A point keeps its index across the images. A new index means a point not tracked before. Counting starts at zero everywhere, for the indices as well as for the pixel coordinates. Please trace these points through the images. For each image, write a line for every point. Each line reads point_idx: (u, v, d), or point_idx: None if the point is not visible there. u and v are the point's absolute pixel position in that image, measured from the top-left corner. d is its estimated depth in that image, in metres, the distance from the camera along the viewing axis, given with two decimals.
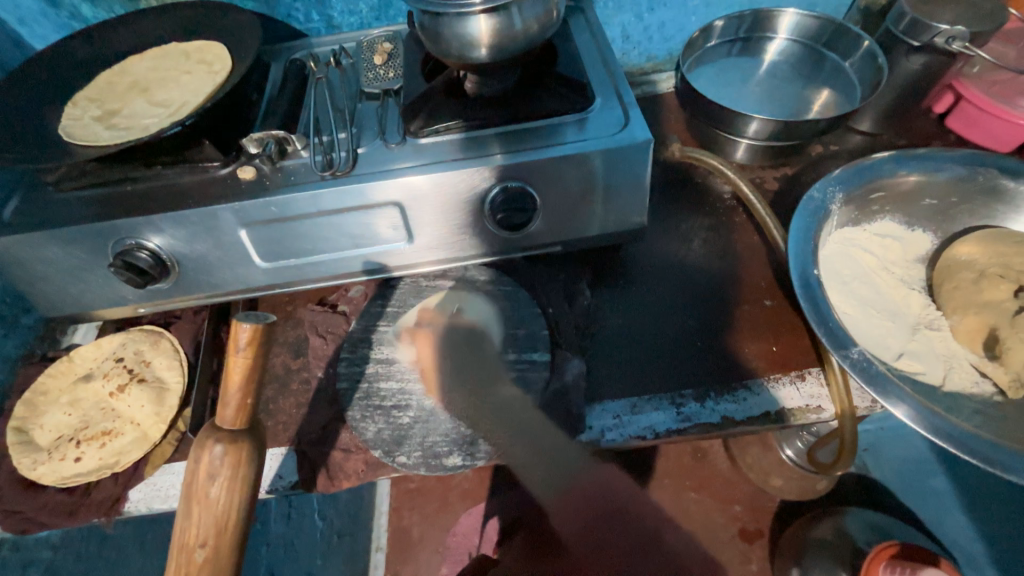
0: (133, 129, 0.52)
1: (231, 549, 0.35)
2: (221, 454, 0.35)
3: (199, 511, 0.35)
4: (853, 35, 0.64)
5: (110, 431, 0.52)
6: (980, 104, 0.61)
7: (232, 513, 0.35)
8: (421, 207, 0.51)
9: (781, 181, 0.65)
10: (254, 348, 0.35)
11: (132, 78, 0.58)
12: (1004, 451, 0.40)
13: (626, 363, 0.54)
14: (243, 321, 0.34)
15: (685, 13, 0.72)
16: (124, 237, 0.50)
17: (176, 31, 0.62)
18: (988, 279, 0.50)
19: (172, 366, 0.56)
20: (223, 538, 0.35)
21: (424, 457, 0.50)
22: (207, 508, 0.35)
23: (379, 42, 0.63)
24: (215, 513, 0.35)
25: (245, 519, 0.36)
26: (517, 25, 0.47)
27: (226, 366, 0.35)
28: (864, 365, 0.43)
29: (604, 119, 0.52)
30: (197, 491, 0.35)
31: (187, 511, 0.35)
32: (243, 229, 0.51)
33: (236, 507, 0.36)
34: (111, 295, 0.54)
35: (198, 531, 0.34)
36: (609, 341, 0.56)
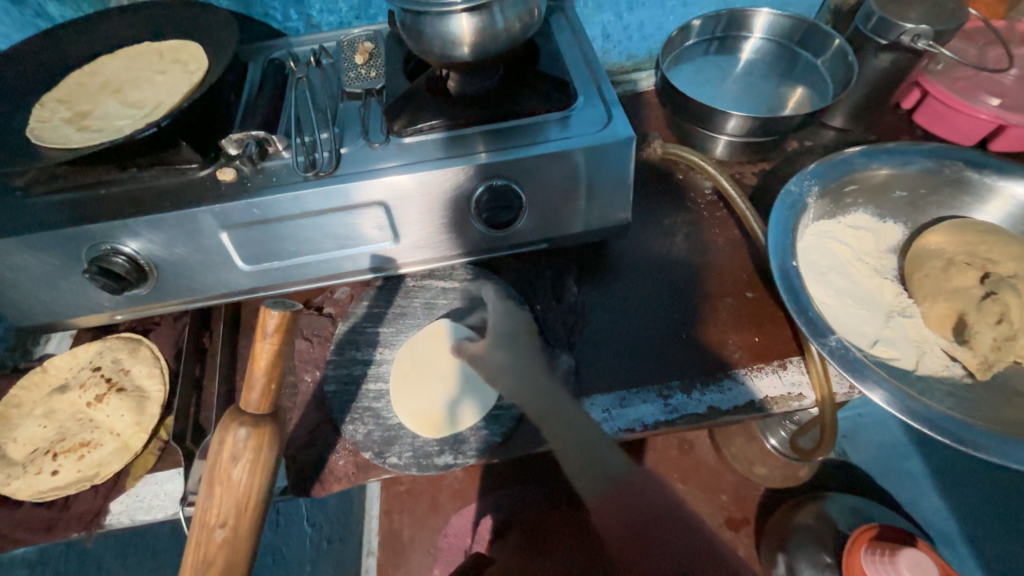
0: (105, 131, 0.51)
1: (251, 530, 0.36)
2: (244, 437, 0.36)
3: (221, 492, 0.36)
4: (824, 34, 0.66)
5: (89, 442, 0.51)
6: (944, 99, 0.64)
7: (252, 494, 0.36)
8: (406, 207, 0.51)
9: (759, 176, 0.67)
10: (281, 335, 0.36)
11: (104, 79, 0.57)
12: (974, 430, 0.42)
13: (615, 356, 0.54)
14: (271, 308, 0.35)
15: (663, 12, 0.73)
16: (99, 242, 0.48)
17: (149, 30, 0.60)
18: (956, 267, 0.52)
19: (152, 374, 0.54)
20: (243, 519, 0.36)
21: (415, 457, 0.50)
22: (231, 493, 0.36)
23: (360, 41, 0.63)
24: (236, 495, 0.36)
25: (265, 501, 0.37)
26: (499, 24, 0.48)
27: (252, 351, 0.36)
28: (842, 352, 0.45)
29: (586, 117, 0.53)
30: (220, 473, 0.36)
31: (210, 492, 0.36)
32: (224, 232, 0.50)
33: (257, 488, 0.37)
34: (86, 302, 0.53)
35: (219, 511, 0.35)
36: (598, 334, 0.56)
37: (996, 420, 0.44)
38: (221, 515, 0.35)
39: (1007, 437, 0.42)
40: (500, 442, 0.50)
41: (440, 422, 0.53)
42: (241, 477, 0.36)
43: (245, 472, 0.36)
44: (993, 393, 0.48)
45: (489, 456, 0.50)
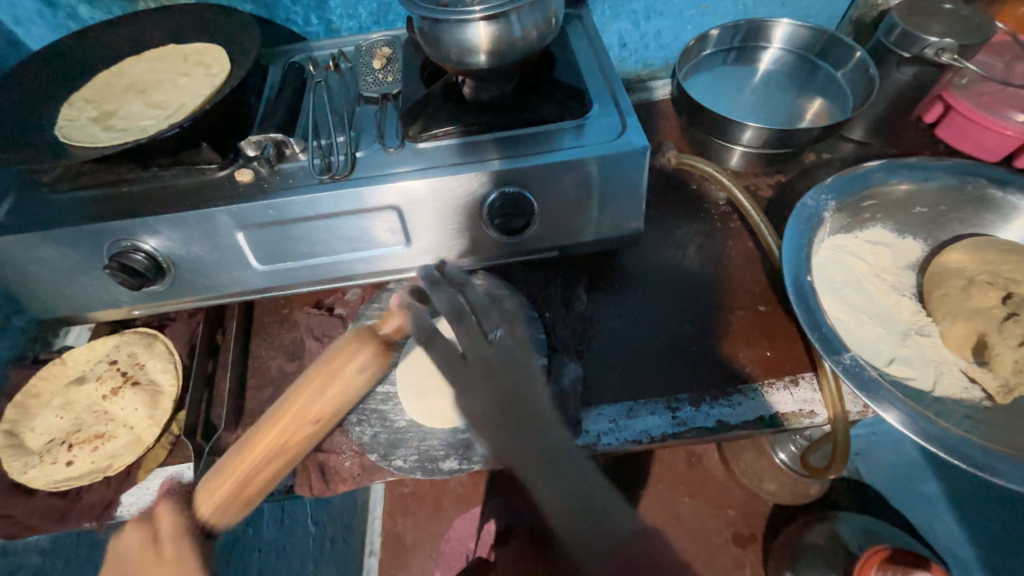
0: (130, 131, 0.52)
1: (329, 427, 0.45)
2: (372, 356, 0.45)
3: (334, 391, 0.44)
4: (845, 46, 0.65)
5: (103, 434, 0.52)
6: (968, 114, 0.63)
7: (350, 400, 0.45)
8: (419, 211, 0.51)
9: (775, 188, 0.66)
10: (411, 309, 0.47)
11: (130, 80, 0.58)
12: (992, 455, 0.41)
13: (620, 368, 0.54)
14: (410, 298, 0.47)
15: (681, 21, 0.73)
16: (120, 239, 0.50)
17: (175, 33, 0.62)
18: (977, 286, 0.51)
19: (166, 369, 0.55)
20: (328, 420, 0.45)
21: (420, 461, 0.50)
22: (325, 400, 0.44)
23: (378, 47, 0.63)
24: (344, 397, 0.44)
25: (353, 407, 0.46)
26: (516, 32, 0.48)
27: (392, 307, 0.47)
28: (856, 370, 0.44)
29: (600, 126, 0.53)
30: (339, 375, 0.44)
31: (323, 388, 0.44)
32: (241, 232, 0.51)
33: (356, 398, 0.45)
34: (105, 296, 0.54)
35: (318, 409, 0.44)
36: (605, 347, 0.56)
37: (1017, 445, 0.43)
38: (298, 416, 0.43)
39: None
40: None
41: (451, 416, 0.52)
42: (338, 389, 0.44)
43: (325, 400, 0.44)
44: (1015, 417, 0.46)
45: (493, 462, 0.50)
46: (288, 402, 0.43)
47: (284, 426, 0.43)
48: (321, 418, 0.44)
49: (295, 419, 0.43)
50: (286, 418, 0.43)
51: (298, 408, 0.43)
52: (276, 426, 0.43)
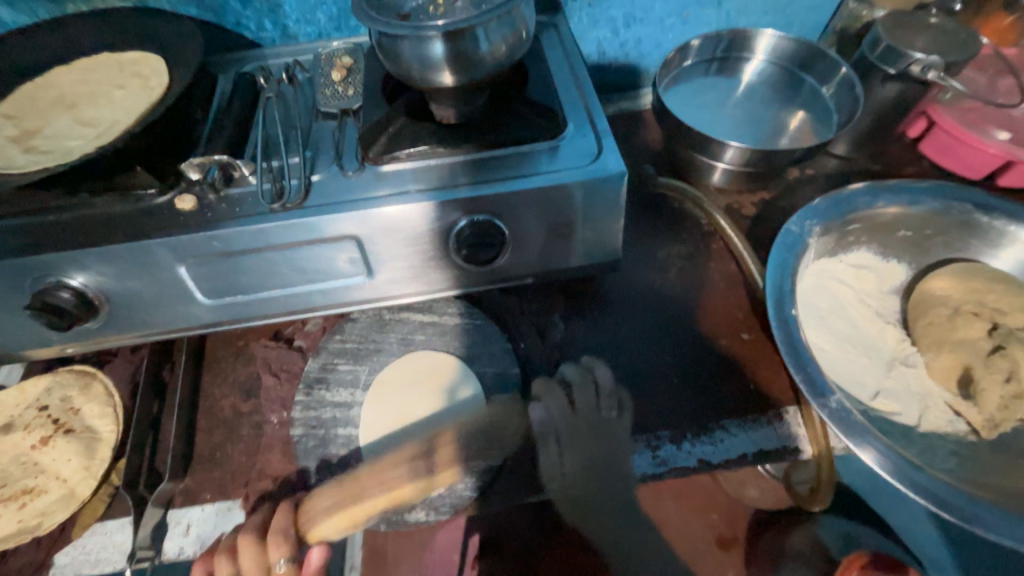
0: (54, 153, 0.47)
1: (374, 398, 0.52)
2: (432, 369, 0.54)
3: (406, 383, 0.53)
4: (829, 60, 0.63)
5: (31, 489, 0.47)
6: (952, 131, 0.61)
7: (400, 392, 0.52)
8: (381, 240, 0.47)
9: (758, 206, 0.64)
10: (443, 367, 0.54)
11: (58, 93, 0.53)
12: (975, 502, 0.40)
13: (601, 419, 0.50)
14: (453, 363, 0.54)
15: (661, 30, 0.70)
16: (43, 275, 0.45)
17: (111, 40, 0.56)
18: (962, 316, 0.49)
19: (104, 413, 0.51)
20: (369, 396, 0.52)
21: (384, 512, 0.46)
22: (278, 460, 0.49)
23: (339, 56, 0.59)
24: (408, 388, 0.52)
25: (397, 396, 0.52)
26: (483, 48, 0.44)
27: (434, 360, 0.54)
28: (842, 414, 0.42)
29: (576, 148, 0.49)
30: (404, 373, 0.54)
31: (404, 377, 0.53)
32: (183, 266, 0.46)
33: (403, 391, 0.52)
34: (32, 335, 0.49)
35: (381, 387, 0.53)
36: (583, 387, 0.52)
37: (1001, 489, 0.42)
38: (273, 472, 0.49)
39: (1011, 512, 0.40)
40: (475, 497, 0.47)
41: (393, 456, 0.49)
42: (275, 533, 0.45)
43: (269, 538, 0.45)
44: (999, 455, 0.45)
45: (462, 510, 0.47)
46: (230, 513, 0.47)
47: (242, 565, 0.44)
48: (282, 562, 0.45)
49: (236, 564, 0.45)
50: (235, 564, 0.44)
51: (232, 544, 0.45)
52: (235, 570, 0.45)
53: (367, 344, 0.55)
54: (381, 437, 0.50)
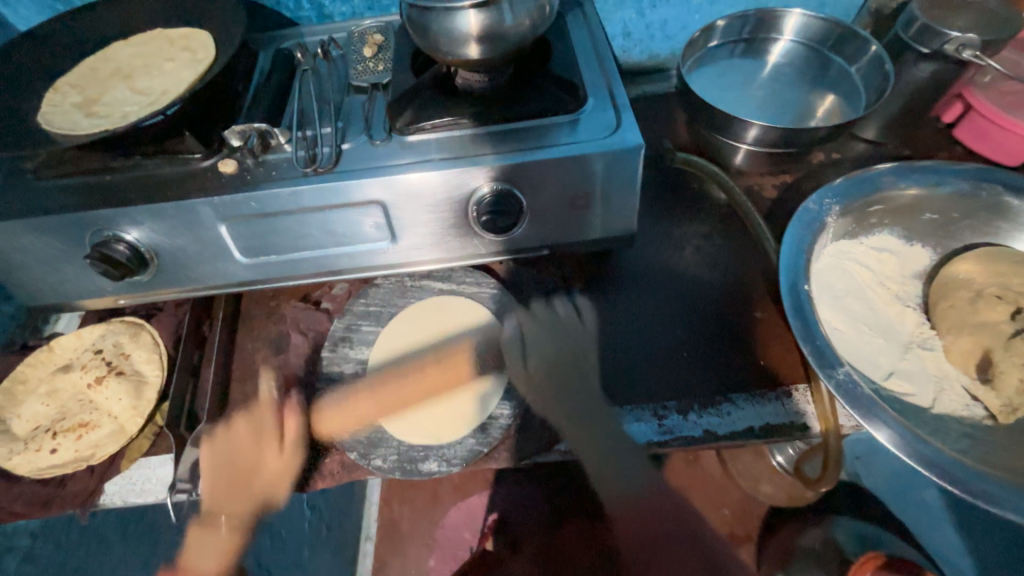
0: (112, 117, 0.52)
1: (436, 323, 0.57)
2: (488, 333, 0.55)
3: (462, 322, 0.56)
4: (860, 39, 0.62)
5: (87, 423, 0.52)
6: (989, 115, 0.59)
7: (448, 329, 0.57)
8: (407, 207, 0.50)
9: (779, 189, 0.64)
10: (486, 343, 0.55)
11: (116, 64, 0.58)
12: (988, 481, 0.39)
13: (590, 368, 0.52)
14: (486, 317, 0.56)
15: (688, 11, 0.70)
16: (102, 229, 0.49)
17: (164, 18, 0.61)
18: (985, 299, 0.49)
19: (151, 359, 0.55)
20: (427, 327, 0.57)
21: (400, 461, 0.49)
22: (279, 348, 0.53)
23: (370, 33, 0.62)
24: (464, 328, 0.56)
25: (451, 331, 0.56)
26: (508, 21, 0.45)
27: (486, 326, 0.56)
28: (849, 386, 0.42)
29: (595, 122, 0.50)
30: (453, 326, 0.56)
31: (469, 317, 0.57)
32: (224, 224, 0.50)
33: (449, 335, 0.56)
34: (90, 286, 0.54)
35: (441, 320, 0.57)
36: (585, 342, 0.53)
37: (1015, 471, 0.41)
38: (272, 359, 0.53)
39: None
40: (485, 452, 0.49)
41: (410, 361, 0.55)
42: (291, 430, 0.50)
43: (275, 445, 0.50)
44: (1016, 439, 0.44)
45: (475, 464, 0.49)
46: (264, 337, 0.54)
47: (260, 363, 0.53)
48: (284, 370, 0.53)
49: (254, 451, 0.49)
50: (254, 447, 0.49)
51: (248, 432, 0.50)
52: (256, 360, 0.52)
53: (389, 308, 0.58)
54: (414, 326, 0.57)
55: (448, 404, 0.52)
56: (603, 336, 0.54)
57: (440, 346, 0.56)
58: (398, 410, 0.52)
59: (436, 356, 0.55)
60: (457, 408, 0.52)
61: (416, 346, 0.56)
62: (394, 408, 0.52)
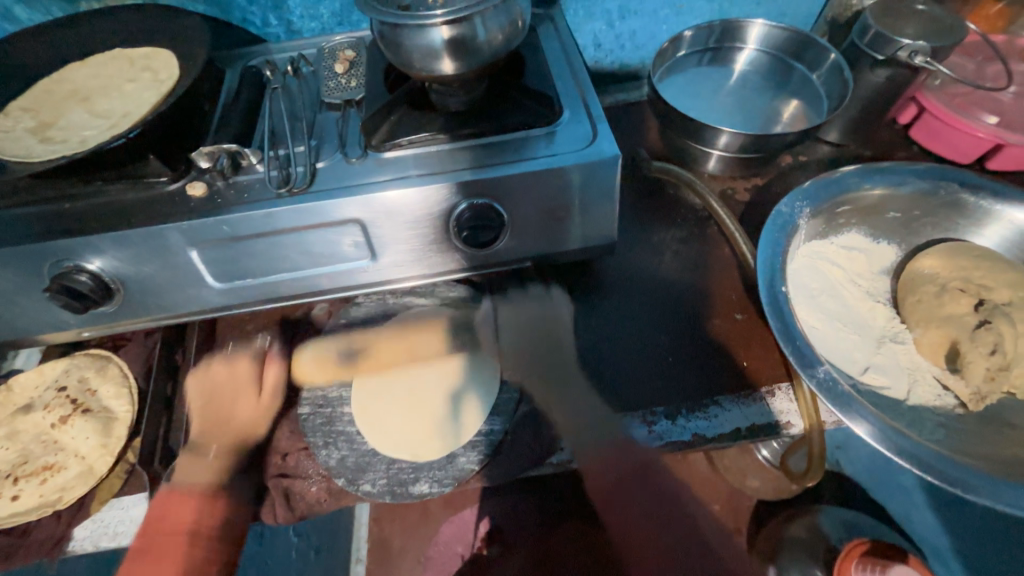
0: (70, 142, 0.50)
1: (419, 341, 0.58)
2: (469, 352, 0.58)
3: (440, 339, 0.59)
4: (820, 47, 0.65)
5: (51, 465, 0.50)
6: (942, 117, 0.62)
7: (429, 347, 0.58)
8: (386, 224, 0.49)
9: (752, 192, 0.65)
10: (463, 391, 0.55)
11: (72, 86, 0.55)
12: (963, 469, 0.41)
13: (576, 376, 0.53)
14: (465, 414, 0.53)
15: (655, 21, 0.71)
16: (62, 259, 0.47)
17: (123, 37, 0.59)
18: (950, 292, 0.51)
19: (120, 394, 0.53)
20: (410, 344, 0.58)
21: (390, 485, 0.48)
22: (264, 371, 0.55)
23: (341, 49, 0.61)
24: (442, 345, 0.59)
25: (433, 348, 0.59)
26: (481, 36, 0.46)
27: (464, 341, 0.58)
28: (830, 384, 0.43)
29: (571, 133, 0.51)
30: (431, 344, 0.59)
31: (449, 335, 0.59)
32: (195, 249, 0.48)
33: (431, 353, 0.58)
34: (50, 319, 0.51)
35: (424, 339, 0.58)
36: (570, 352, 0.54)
37: (985, 457, 0.43)
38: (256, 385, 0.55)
39: (999, 478, 0.41)
40: (478, 470, 0.48)
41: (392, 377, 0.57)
42: (270, 380, 0.54)
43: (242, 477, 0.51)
44: (985, 425, 0.46)
45: (465, 483, 0.48)
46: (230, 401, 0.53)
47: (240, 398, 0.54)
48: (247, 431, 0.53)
49: (230, 399, 0.53)
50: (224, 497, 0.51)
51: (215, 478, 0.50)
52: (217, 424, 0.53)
53: (370, 327, 0.57)
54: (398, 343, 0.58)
55: (427, 422, 0.53)
56: (589, 347, 0.54)
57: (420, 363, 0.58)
58: (384, 425, 0.53)
59: (420, 372, 0.58)
60: (434, 425, 0.53)
61: (398, 365, 0.58)
62: (379, 421, 0.53)
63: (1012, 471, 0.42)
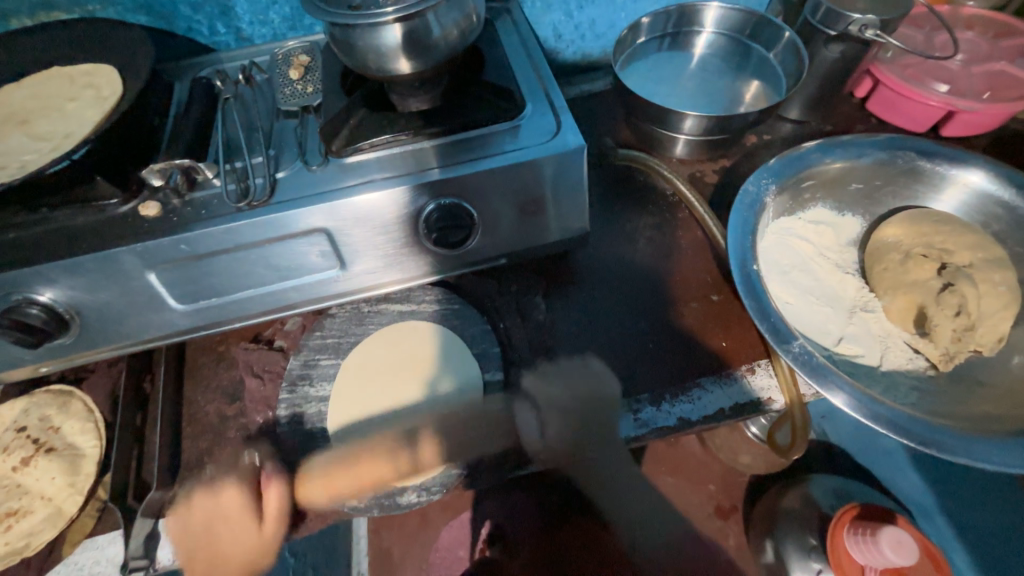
0: (10, 169, 0.47)
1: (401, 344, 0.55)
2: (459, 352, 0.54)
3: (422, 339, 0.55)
4: (775, 27, 0.65)
5: (16, 510, 0.47)
6: (896, 88, 0.64)
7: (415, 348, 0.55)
8: (353, 232, 0.48)
9: (720, 173, 0.66)
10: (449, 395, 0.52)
11: (8, 109, 0.52)
12: (938, 429, 0.42)
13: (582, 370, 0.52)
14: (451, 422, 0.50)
15: (614, 9, 0.71)
16: (9, 293, 0.44)
17: (60, 55, 0.56)
18: (913, 259, 0.53)
19: (85, 430, 0.50)
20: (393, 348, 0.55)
21: (377, 497, 0.47)
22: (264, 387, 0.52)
23: (295, 55, 0.59)
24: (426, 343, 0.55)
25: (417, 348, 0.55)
26: (435, 33, 0.45)
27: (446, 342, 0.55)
28: (805, 357, 0.44)
29: (535, 126, 0.50)
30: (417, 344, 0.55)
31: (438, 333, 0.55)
32: (153, 272, 0.46)
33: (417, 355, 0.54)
34: (3, 357, 0.48)
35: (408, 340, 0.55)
36: (591, 337, 0.54)
37: (958, 416, 0.44)
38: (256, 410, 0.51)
39: (972, 435, 0.42)
40: (465, 474, 0.47)
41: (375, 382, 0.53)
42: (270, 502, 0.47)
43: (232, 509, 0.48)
44: (955, 385, 0.48)
45: (454, 488, 0.48)
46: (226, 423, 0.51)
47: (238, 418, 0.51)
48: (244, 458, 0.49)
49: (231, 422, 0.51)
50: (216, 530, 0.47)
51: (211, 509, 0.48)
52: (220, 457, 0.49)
53: (347, 339, 0.55)
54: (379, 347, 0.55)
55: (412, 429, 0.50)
56: (571, 341, 0.54)
57: (405, 364, 0.54)
58: (365, 435, 0.50)
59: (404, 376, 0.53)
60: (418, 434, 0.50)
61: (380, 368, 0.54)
62: (360, 441, 0.50)
63: (983, 427, 0.43)
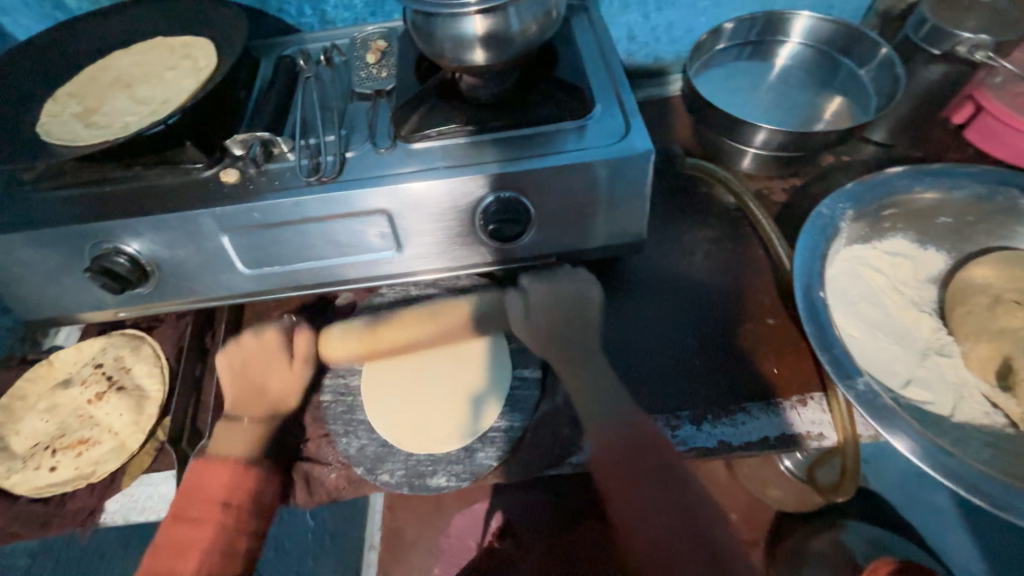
0: (112, 127, 0.51)
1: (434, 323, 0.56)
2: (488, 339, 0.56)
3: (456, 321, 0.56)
4: (870, 42, 0.61)
5: (86, 439, 0.52)
6: (1002, 117, 0.58)
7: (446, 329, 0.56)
8: (412, 215, 0.49)
9: (789, 192, 0.63)
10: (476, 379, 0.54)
11: (115, 73, 0.57)
12: (1012, 493, 0.38)
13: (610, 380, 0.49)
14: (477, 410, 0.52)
15: (694, 13, 0.69)
16: (102, 241, 0.48)
17: (164, 26, 0.60)
18: (1004, 305, 0.48)
19: (151, 373, 0.55)
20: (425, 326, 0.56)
21: (408, 476, 0.48)
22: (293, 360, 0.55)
23: (373, 39, 0.61)
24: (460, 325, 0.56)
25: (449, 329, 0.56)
26: (514, 26, 0.45)
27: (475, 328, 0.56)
28: (869, 397, 0.41)
29: (603, 128, 0.50)
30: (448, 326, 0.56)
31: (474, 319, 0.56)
32: (226, 235, 0.49)
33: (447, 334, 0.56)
34: (89, 298, 0.53)
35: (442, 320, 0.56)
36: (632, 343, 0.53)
37: None
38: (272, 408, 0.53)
39: None
40: (495, 466, 0.48)
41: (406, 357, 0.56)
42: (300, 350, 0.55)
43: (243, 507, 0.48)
44: None
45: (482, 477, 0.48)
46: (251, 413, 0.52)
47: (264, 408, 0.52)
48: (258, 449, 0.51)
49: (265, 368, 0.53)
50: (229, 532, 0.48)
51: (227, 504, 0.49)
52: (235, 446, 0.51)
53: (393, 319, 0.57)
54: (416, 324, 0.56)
55: (440, 409, 0.52)
56: (613, 347, 0.53)
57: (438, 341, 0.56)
58: (392, 406, 0.53)
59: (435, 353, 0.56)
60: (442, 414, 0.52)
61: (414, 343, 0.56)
62: (388, 413, 0.52)
63: None
